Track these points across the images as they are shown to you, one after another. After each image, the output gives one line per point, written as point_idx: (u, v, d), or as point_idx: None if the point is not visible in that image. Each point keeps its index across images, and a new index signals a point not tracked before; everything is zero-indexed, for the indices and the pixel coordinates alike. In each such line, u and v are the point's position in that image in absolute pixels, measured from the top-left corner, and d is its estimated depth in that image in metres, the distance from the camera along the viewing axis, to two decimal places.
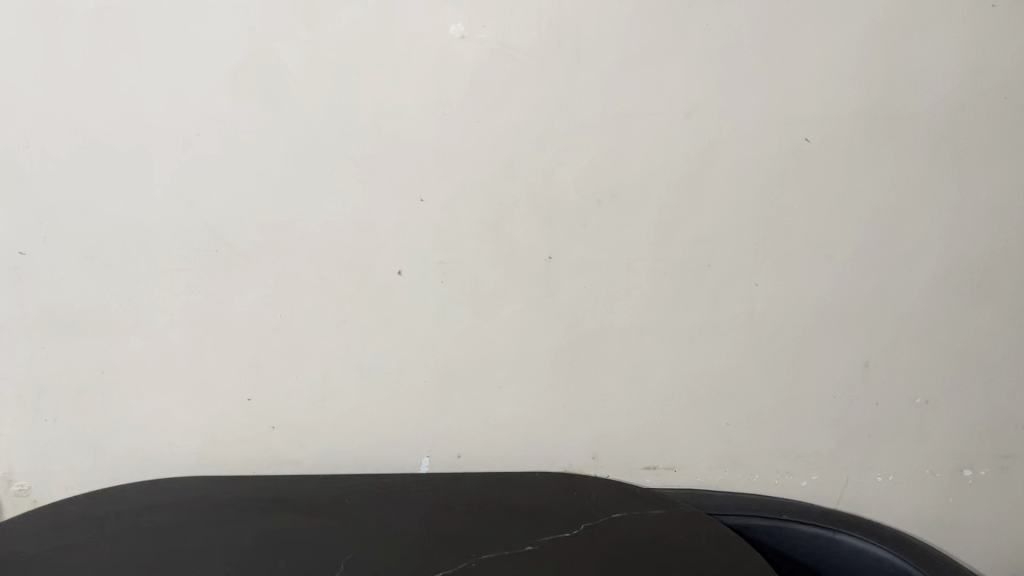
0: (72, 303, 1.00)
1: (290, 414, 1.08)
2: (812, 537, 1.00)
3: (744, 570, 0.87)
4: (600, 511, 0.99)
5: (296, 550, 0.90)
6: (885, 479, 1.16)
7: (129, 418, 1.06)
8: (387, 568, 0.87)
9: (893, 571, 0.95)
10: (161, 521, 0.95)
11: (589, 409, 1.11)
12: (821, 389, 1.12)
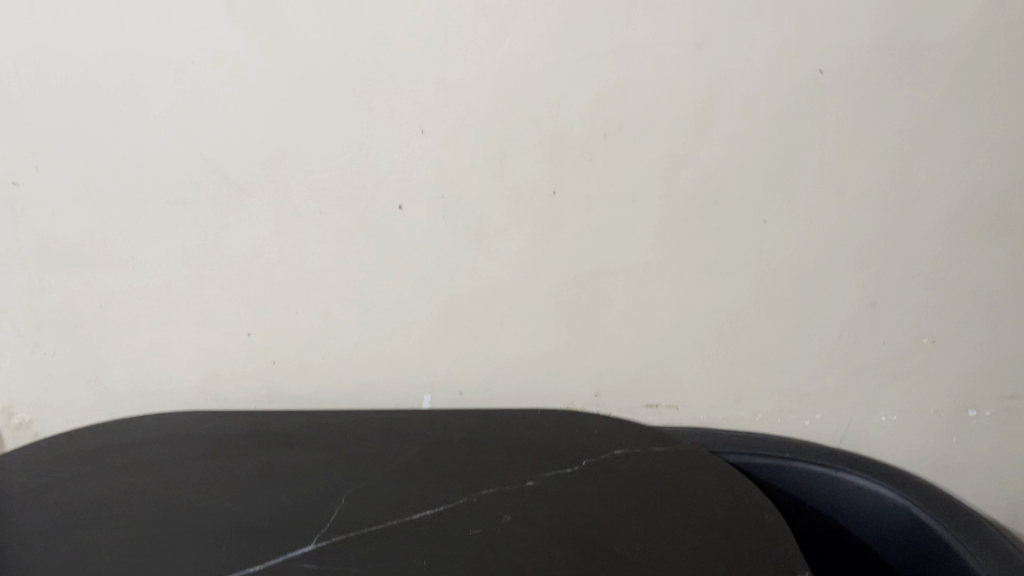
0: (68, 236, 0.99)
1: (290, 349, 1.08)
2: (813, 476, 1.00)
3: (745, 507, 0.87)
4: (602, 448, 0.99)
5: (297, 484, 0.90)
6: (889, 418, 1.16)
7: (128, 352, 1.06)
8: (388, 503, 0.87)
9: (893, 509, 0.94)
10: (162, 455, 0.95)
11: (592, 347, 1.11)
12: (828, 328, 1.10)
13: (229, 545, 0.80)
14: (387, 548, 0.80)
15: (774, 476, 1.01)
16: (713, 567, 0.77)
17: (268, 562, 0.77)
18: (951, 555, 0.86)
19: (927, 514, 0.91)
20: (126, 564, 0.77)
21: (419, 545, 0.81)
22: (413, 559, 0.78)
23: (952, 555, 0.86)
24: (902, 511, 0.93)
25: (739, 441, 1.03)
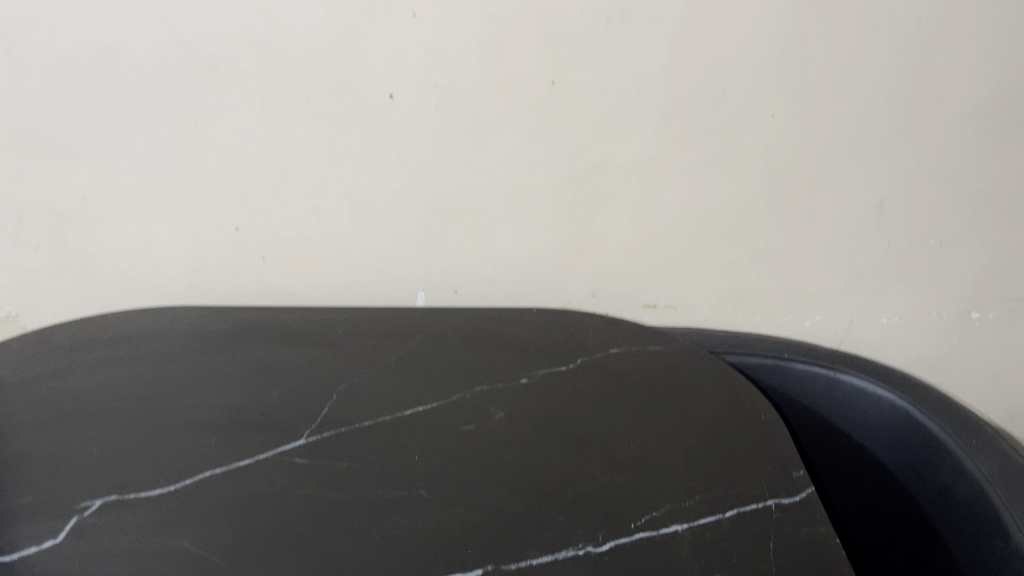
0: (43, 124, 0.95)
1: (281, 245, 1.06)
2: (811, 376, 0.98)
3: (742, 405, 0.86)
4: (598, 347, 0.97)
5: (290, 379, 0.89)
6: (890, 320, 1.14)
7: (114, 246, 1.04)
8: (380, 399, 0.86)
9: (890, 410, 0.93)
10: (152, 349, 0.94)
11: (590, 246, 1.08)
12: (833, 227, 1.07)
13: (220, 439, 0.79)
14: (380, 443, 0.79)
15: (772, 377, 1.00)
16: (707, 465, 0.77)
17: (259, 457, 0.77)
18: (947, 456, 0.86)
19: (924, 415, 0.90)
20: (115, 457, 0.77)
21: (412, 441, 0.80)
22: (406, 455, 0.78)
23: (947, 456, 0.86)
24: (899, 412, 0.92)
25: (738, 341, 1.02)
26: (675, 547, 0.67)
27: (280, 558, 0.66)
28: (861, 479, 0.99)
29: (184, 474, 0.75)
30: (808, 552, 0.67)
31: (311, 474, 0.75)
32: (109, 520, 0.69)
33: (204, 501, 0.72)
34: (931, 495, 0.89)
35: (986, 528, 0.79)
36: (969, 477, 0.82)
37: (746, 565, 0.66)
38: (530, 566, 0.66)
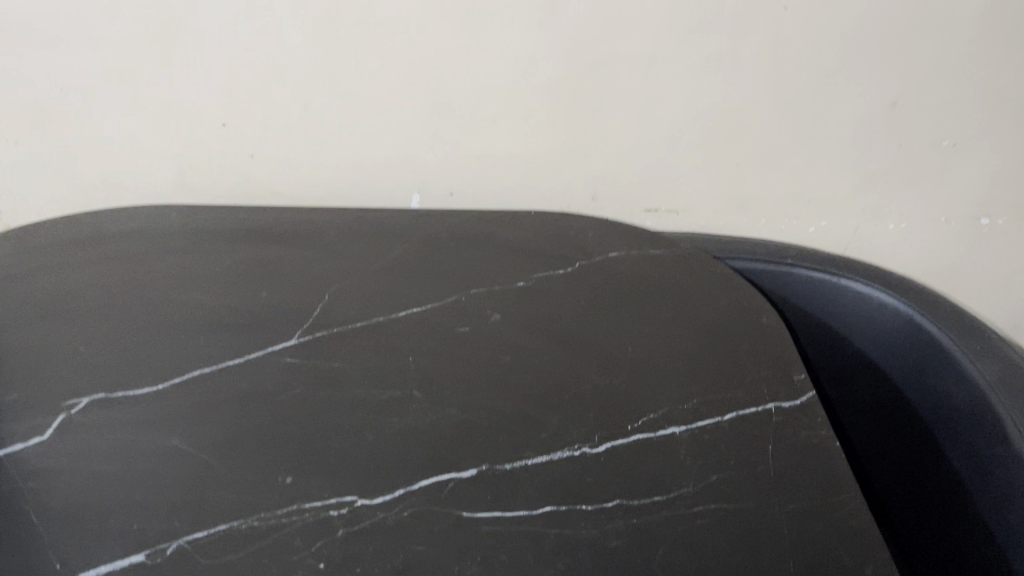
0: (12, 10, 0.89)
1: (270, 143, 1.02)
2: (813, 282, 0.95)
3: (743, 309, 0.84)
4: (597, 250, 0.94)
5: (280, 279, 0.87)
6: (897, 227, 1.12)
7: (97, 142, 1.00)
8: (372, 300, 0.84)
9: (895, 316, 0.90)
10: (138, 248, 0.91)
11: (591, 147, 1.04)
12: (843, 129, 1.03)
13: (208, 338, 0.77)
14: (373, 344, 0.77)
15: (775, 282, 0.97)
16: (706, 368, 0.75)
17: (249, 357, 0.75)
18: (949, 362, 0.84)
19: (930, 321, 0.87)
20: (101, 356, 0.75)
21: (405, 342, 0.78)
22: (399, 356, 0.76)
23: (950, 361, 0.84)
24: (902, 318, 0.90)
25: (741, 246, 0.99)
26: (672, 448, 0.67)
27: (271, 457, 0.65)
28: (862, 387, 0.96)
29: (171, 373, 0.73)
30: (807, 454, 0.66)
31: (302, 375, 0.73)
32: (96, 419, 0.68)
33: (193, 400, 0.70)
34: (931, 400, 0.87)
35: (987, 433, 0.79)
36: (973, 383, 0.81)
37: (743, 468, 0.65)
38: (525, 467, 0.65)
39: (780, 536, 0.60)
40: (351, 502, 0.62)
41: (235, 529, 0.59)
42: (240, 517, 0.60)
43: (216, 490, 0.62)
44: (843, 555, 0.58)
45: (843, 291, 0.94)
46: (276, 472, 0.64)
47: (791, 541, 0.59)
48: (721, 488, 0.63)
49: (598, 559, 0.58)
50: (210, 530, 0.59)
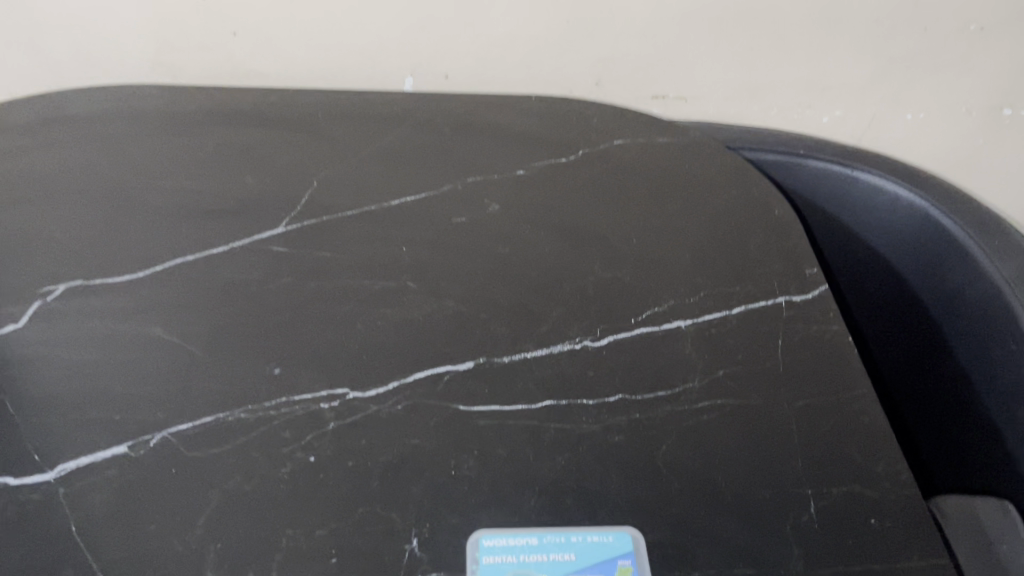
0: None
1: (252, 18, 0.95)
2: (825, 174, 0.91)
3: (755, 199, 0.80)
4: (602, 137, 0.88)
5: (265, 161, 0.82)
6: (915, 117, 1.07)
7: (65, 15, 0.93)
8: (363, 186, 0.79)
9: (910, 212, 0.86)
10: (113, 128, 0.86)
11: (596, 26, 0.98)
12: (865, 11, 0.97)
13: (191, 225, 0.73)
14: (365, 232, 0.73)
15: (789, 175, 0.92)
16: (714, 260, 0.72)
17: (234, 245, 0.71)
18: (967, 259, 0.80)
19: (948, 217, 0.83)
20: (78, 241, 0.71)
21: (399, 230, 0.74)
22: (392, 244, 0.72)
23: (964, 256, 0.81)
24: (918, 213, 0.85)
25: (752, 136, 0.94)
26: (677, 342, 0.64)
27: (259, 348, 0.62)
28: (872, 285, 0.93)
29: (151, 260, 0.69)
30: (818, 349, 0.63)
31: (290, 264, 0.70)
32: (74, 306, 0.65)
33: (175, 289, 0.67)
34: (943, 297, 0.85)
35: (1000, 330, 0.76)
36: (988, 279, 0.78)
37: (752, 364, 0.62)
38: (524, 361, 0.62)
39: (789, 432, 0.58)
40: (342, 394, 0.59)
41: (221, 421, 0.57)
42: (227, 409, 0.58)
43: (201, 381, 0.60)
44: (853, 451, 0.56)
45: (857, 185, 0.89)
46: (264, 362, 0.61)
47: (800, 437, 0.57)
48: (728, 383, 0.61)
49: (600, 454, 0.56)
50: (196, 422, 0.57)
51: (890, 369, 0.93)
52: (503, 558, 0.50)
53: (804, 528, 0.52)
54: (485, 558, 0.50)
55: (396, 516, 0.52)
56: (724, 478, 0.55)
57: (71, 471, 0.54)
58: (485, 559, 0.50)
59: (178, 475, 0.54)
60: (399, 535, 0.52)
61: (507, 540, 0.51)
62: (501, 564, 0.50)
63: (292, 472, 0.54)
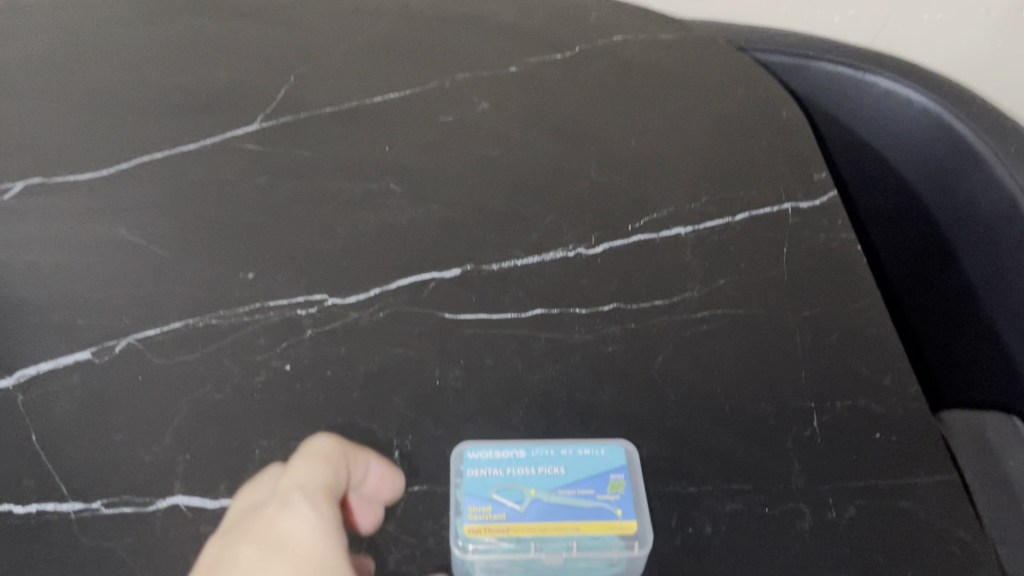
0: None
1: None
2: (834, 77, 0.84)
3: (762, 100, 0.75)
4: (601, 32, 0.82)
5: (239, 54, 0.76)
6: (933, 18, 1.01)
7: None
8: (343, 82, 0.74)
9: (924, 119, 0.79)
10: (73, 17, 0.79)
11: None
12: None
13: (159, 121, 0.68)
14: (345, 131, 0.69)
15: (795, 77, 0.85)
16: (718, 164, 0.67)
17: (206, 143, 0.67)
18: (982, 171, 0.75)
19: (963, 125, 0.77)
20: (37, 137, 0.66)
21: (382, 128, 0.69)
22: (374, 144, 0.68)
23: (980, 165, 0.75)
24: (931, 119, 0.79)
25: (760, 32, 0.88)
26: (676, 250, 0.60)
27: (232, 251, 0.59)
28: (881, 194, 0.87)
29: (115, 157, 0.65)
30: (825, 259, 0.60)
31: (265, 164, 0.65)
32: (32, 205, 0.61)
33: (141, 189, 0.63)
34: (957, 209, 0.80)
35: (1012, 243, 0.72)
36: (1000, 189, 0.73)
37: (755, 273, 0.59)
38: (514, 268, 0.59)
39: (792, 343, 0.54)
40: (320, 301, 0.56)
41: (191, 328, 0.54)
42: (196, 315, 0.54)
43: (170, 285, 0.56)
44: (860, 364, 0.53)
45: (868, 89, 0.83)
46: (237, 267, 0.58)
47: (804, 349, 0.54)
48: (729, 293, 0.57)
49: (593, 366, 0.53)
50: (164, 328, 0.53)
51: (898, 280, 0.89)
52: (489, 470, 0.45)
53: (807, 442, 0.49)
54: (469, 470, 0.46)
55: (376, 428, 0.50)
56: (723, 390, 0.52)
57: (31, 378, 0.51)
58: (469, 471, 0.46)
59: (145, 383, 0.51)
60: (379, 447, 0.49)
61: (493, 452, 0.46)
62: (486, 476, 0.45)
63: (266, 381, 0.51)
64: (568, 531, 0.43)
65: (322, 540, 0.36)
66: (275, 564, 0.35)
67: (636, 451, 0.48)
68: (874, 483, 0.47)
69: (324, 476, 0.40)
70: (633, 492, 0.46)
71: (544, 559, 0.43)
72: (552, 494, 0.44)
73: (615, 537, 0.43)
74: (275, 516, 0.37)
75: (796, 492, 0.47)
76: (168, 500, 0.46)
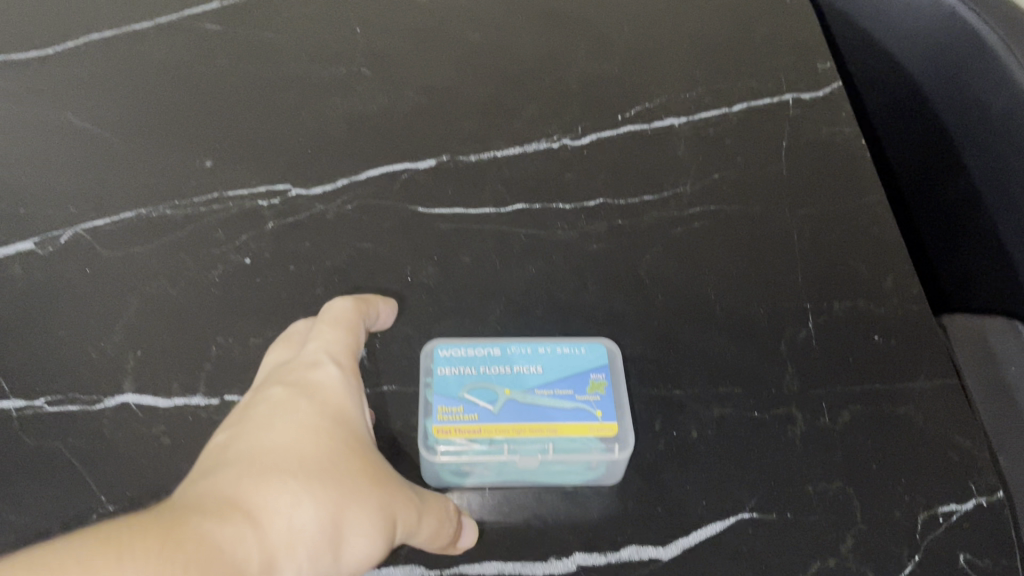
0: None
1: None
2: None
3: None
4: None
5: None
6: None
7: None
8: None
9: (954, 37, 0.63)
10: None
11: None
12: None
13: None
14: (314, 10, 0.63)
15: None
16: (715, 52, 0.62)
17: (161, 21, 0.61)
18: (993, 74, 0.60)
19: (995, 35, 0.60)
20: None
21: (353, 9, 0.64)
22: (344, 25, 0.62)
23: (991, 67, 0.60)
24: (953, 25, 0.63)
25: None
26: (669, 143, 0.56)
27: (189, 137, 0.54)
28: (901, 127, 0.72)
29: (60, 35, 0.60)
30: (827, 154, 0.56)
31: (225, 45, 0.60)
32: None
33: (89, 69, 0.58)
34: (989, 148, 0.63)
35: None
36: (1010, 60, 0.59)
37: (751, 168, 0.55)
38: (493, 160, 0.54)
39: (788, 242, 0.51)
40: (284, 192, 0.52)
41: (143, 218, 0.50)
42: (150, 205, 0.50)
43: (120, 173, 0.52)
44: (859, 265, 0.50)
45: None
46: (194, 153, 0.53)
47: (800, 249, 0.51)
48: (723, 189, 0.54)
49: (575, 263, 0.50)
50: (114, 219, 0.50)
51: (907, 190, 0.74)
52: (460, 369, 0.43)
53: (801, 345, 0.46)
54: (439, 368, 0.43)
55: None
56: (714, 291, 0.49)
57: None
58: (439, 369, 0.43)
59: (93, 275, 0.47)
60: None
61: (467, 351, 0.44)
62: (457, 375, 0.42)
63: (224, 275, 0.48)
64: (544, 431, 0.40)
65: (349, 394, 0.37)
66: (307, 398, 0.36)
67: (620, 355, 0.45)
68: (871, 387, 0.45)
69: (352, 339, 0.40)
70: (615, 392, 0.43)
71: (517, 463, 0.40)
72: (526, 394, 0.42)
73: (594, 440, 0.40)
74: (307, 366, 0.38)
75: (789, 396, 0.44)
76: (117, 398, 0.42)
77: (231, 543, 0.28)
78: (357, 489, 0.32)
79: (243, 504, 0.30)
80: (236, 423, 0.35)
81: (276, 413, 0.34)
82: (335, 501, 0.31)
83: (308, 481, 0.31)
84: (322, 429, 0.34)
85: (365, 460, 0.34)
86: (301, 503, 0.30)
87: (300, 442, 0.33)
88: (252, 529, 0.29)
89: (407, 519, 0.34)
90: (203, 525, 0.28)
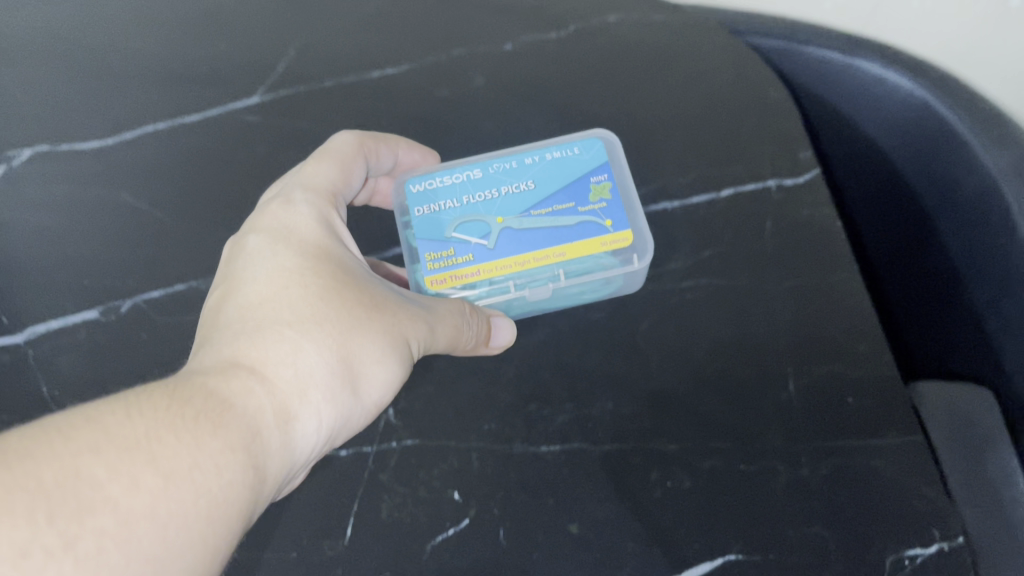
0: None
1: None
2: (844, 73, 0.73)
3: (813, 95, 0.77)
4: (604, 10, 0.73)
5: (229, 20, 0.71)
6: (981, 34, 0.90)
7: None
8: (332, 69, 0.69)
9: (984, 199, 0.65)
10: None
11: None
12: None
13: (161, 91, 0.68)
14: (342, 106, 0.67)
15: (809, 71, 0.76)
16: (713, 138, 0.66)
17: (207, 114, 0.66)
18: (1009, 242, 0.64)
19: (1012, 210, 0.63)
20: (35, 95, 0.68)
21: (379, 90, 0.68)
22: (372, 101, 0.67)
23: (1008, 232, 0.64)
24: (982, 187, 0.65)
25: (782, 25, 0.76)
26: (662, 228, 0.61)
27: (232, 218, 0.61)
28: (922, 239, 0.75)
29: (115, 123, 0.66)
30: (809, 232, 0.60)
31: (262, 131, 0.65)
32: (42, 172, 0.64)
33: (143, 157, 0.64)
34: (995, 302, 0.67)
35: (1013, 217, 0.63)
36: (979, 146, 0.65)
37: (738, 245, 0.60)
38: None
39: (772, 312, 0.56)
40: None
41: (193, 290, 0.57)
42: (199, 277, 0.58)
43: (169, 251, 0.59)
44: (838, 331, 0.55)
45: (900, 105, 0.71)
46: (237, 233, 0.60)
47: (785, 320, 0.56)
48: (712, 264, 0.59)
49: (579, 328, 0.56)
50: (167, 290, 0.57)
51: (885, 263, 0.80)
52: (444, 212, 0.56)
53: (784, 405, 0.51)
54: (426, 217, 0.56)
55: None
56: (704, 357, 0.54)
57: (40, 334, 0.56)
58: (417, 213, 0.56)
59: (150, 342, 0.55)
60: None
61: (440, 199, 0.56)
62: (436, 216, 0.56)
63: None
64: (550, 258, 0.55)
65: (320, 232, 0.49)
66: (285, 245, 0.48)
67: (619, 147, 0.59)
68: (848, 442, 0.50)
69: (332, 172, 0.53)
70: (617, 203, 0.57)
71: (528, 286, 0.55)
72: (518, 219, 0.55)
73: (604, 250, 0.55)
74: (285, 206, 0.50)
75: (771, 450, 0.50)
76: None
77: (239, 400, 0.38)
78: (343, 323, 0.44)
79: (248, 366, 0.40)
80: (226, 280, 0.47)
81: (263, 259, 0.47)
82: (332, 341, 0.43)
83: (301, 330, 0.43)
84: (302, 272, 0.46)
85: (358, 294, 0.46)
86: (297, 344, 0.42)
87: (286, 296, 0.44)
88: (252, 386, 0.39)
89: (416, 333, 0.48)
90: (201, 395, 0.37)
